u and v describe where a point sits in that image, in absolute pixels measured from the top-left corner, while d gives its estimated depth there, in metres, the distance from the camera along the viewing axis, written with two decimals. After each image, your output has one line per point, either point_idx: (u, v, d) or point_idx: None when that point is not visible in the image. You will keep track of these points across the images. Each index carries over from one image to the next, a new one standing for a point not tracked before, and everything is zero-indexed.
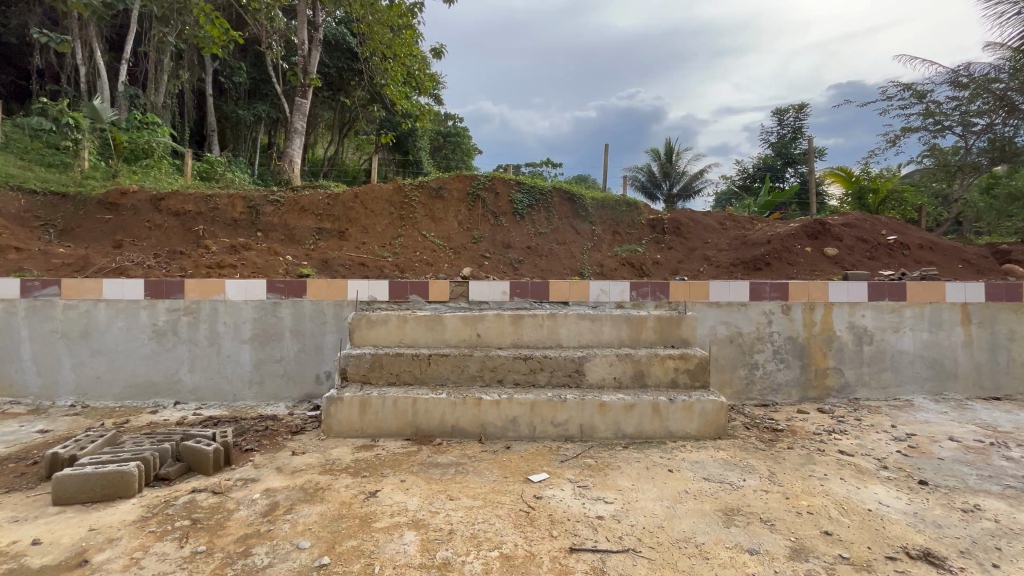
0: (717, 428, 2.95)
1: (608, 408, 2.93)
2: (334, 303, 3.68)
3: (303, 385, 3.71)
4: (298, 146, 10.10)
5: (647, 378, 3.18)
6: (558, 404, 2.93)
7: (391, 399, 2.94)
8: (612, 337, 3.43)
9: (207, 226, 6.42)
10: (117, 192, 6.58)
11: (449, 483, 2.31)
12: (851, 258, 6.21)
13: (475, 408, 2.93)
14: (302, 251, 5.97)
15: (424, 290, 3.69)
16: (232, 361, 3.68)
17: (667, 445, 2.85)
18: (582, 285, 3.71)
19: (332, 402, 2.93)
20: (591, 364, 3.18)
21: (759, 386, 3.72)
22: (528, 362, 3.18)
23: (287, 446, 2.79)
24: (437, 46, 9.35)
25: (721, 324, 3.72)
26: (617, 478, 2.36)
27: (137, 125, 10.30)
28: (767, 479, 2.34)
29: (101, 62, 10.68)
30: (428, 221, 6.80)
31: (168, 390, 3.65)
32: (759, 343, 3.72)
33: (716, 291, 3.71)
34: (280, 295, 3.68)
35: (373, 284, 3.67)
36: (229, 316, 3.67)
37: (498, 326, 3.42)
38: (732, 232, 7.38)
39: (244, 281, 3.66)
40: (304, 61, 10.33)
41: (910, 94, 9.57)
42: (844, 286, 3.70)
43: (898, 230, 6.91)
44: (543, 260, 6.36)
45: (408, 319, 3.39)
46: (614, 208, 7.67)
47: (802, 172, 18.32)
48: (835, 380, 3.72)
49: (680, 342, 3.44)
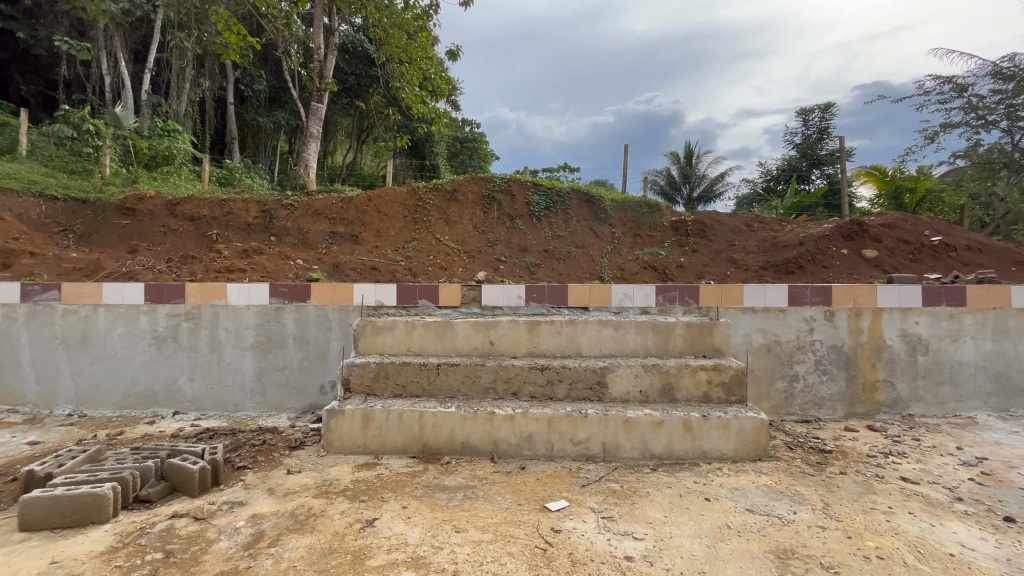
0: (756, 449, 2.64)
1: (635, 425, 2.64)
2: (339, 308, 3.47)
3: (307, 396, 3.51)
4: (314, 151, 10.04)
5: (676, 392, 2.89)
6: (578, 420, 2.66)
7: (396, 413, 2.70)
8: (637, 345, 3.14)
9: (221, 231, 6.34)
10: (134, 197, 6.55)
11: (456, 511, 2.06)
12: (892, 260, 5.78)
13: (487, 424, 2.67)
14: (314, 255, 5.82)
15: (434, 295, 3.46)
16: (233, 370, 3.50)
17: (701, 468, 2.55)
18: (604, 289, 3.43)
19: (333, 416, 2.71)
20: (614, 376, 2.90)
21: (800, 400, 3.38)
22: (545, 372, 2.91)
23: (284, 463, 2.58)
24: (453, 48, 9.19)
25: (757, 332, 3.40)
26: (647, 508, 2.08)
27: (159, 132, 10.40)
28: (822, 513, 2.03)
29: (124, 72, 10.84)
30: (442, 224, 6.60)
31: (167, 399, 3.49)
32: (799, 353, 3.39)
33: (751, 295, 3.39)
34: (283, 300, 3.49)
35: (380, 288, 3.45)
36: (231, 322, 3.50)
37: (513, 333, 3.16)
38: (760, 234, 7.01)
39: (247, 285, 3.48)
40: (320, 66, 10.27)
41: (950, 87, 9.01)
42: (894, 290, 3.35)
43: (942, 230, 6.45)
44: (561, 264, 6.09)
45: (416, 326, 3.16)
46: (635, 210, 7.36)
47: (829, 173, 17.66)
48: (886, 395, 3.36)
49: (713, 352, 3.13)
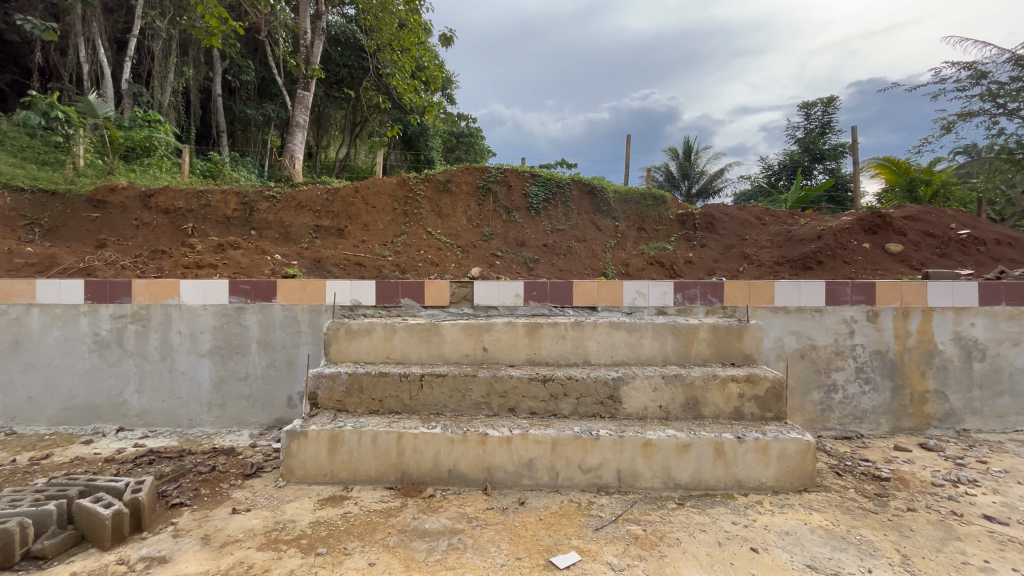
0: (802, 478, 2.20)
1: (656, 449, 2.21)
2: (310, 308, 3.02)
3: (274, 410, 3.05)
4: (301, 141, 9.50)
5: (702, 407, 2.45)
6: (588, 443, 2.22)
7: (369, 435, 2.25)
8: (654, 352, 2.70)
9: (197, 224, 5.84)
10: (105, 188, 6.04)
11: (439, 571, 1.61)
12: (918, 255, 5.36)
13: (479, 447, 2.24)
14: (294, 250, 5.33)
15: (419, 293, 3.01)
16: (187, 379, 3.04)
17: (736, 503, 2.11)
18: (614, 286, 2.97)
19: (294, 439, 2.25)
20: (629, 389, 2.46)
21: (839, 414, 2.96)
22: (548, 385, 2.46)
23: (231, 498, 2.12)
24: (446, 34, 8.66)
25: (790, 336, 2.97)
26: (682, 565, 1.65)
27: (140, 123, 9.82)
28: (904, 572, 1.60)
29: (104, 59, 10.28)
30: (434, 217, 6.13)
31: (111, 414, 3.02)
32: (838, 359, 2.96)
33: (783, 294, 2.95)
34: (245, 299, 3.03)
35: (357, 285, 2.99)
36: (185, 324, 3.03)
37: (510, 337, 2.72)
38: (772, 227, 6.58)
39: (203, 281, 3.02)
40: (307, 51, 9.70)
41: (969, 74, 8.55)
42: (945, 287, 2.92)
43: (969, 223, 6.01)
44: (562, 259, 5.63)
45: (397, 329, 2.71)
46: (639, 202, 6.97)
47: (831, 168, 17.10)
48: (937, 407, 2.94)
49: (741, 358, 2.70)
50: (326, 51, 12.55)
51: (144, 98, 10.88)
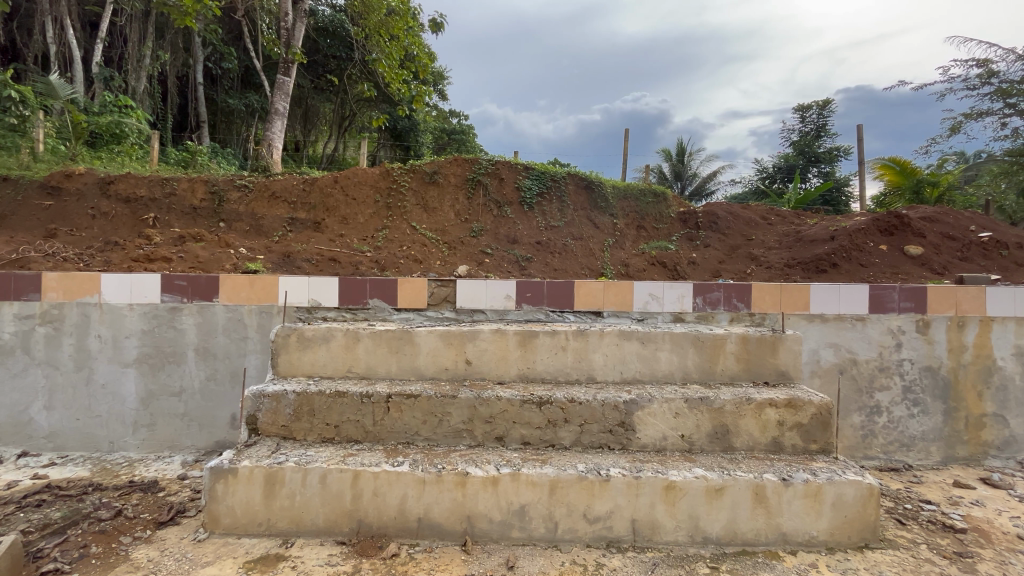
0: (862, 531, 1.76)
1: (681, 494, 1.76)
2: (259, 309, 2.51)
3: (214, 431, 2.55)
4: (279, 130, 8.89)
5: (733, 439, 2.00)
6: (595, 486, 1.76)
7: (318, 474, 1.77)
8: (672, 368, 2.24)
9: (160, 214, 5.21)
10: (61, 173, 5.30)
11: None
12: (940, 258, 4.97)
13: (457, 492, 1.77)
14: (262, 243, 4.76)
15: (390, 293, 2.54)
16: (108, 394, 2.52)
17: (783, 567, 1.68)
18: (622, 288, 2.52)
19: (219, 479, 1.76)
20: (644, 415, 2.00)
21: (883, 441, 2.53)
22: (545, 409, 1.99)
23: (131, 561, 1.62)
24: (436, 20, 8.09)
25: (827, 349, 2.53)
26: None
27: (111, 108, 9.16)
28: None
29: (73, 41, 9.56)
30: (419, 211, 5.62)
31: (12, 436, 2.49)
32: (883, 377, 2.54)
33: (819, 299, 2.52)
34: (180, 298, 2.51)
35: (316, 282, 2.50)
36: (107, 327, 2.50)
37: (499, 348, 2.24)
38: (780, 227, 6.17)
39: (129, 276, 2.49)
40: (288, 34, 9.09)
41: (981, 72, 8.25)
42: (1007, 293, 2.50)
43: (989, 226, 5.64)
44: (557, 258, 5.17)
45: (361, 337, 2.23)
46: (639, 199, 6.58)
47: (826, 172, 16.85)
48: (996, 434, 2.53)
49: (776, 376, 2.25)
50: (312, 40, 11.95)
51: (116, 83, 10.17)
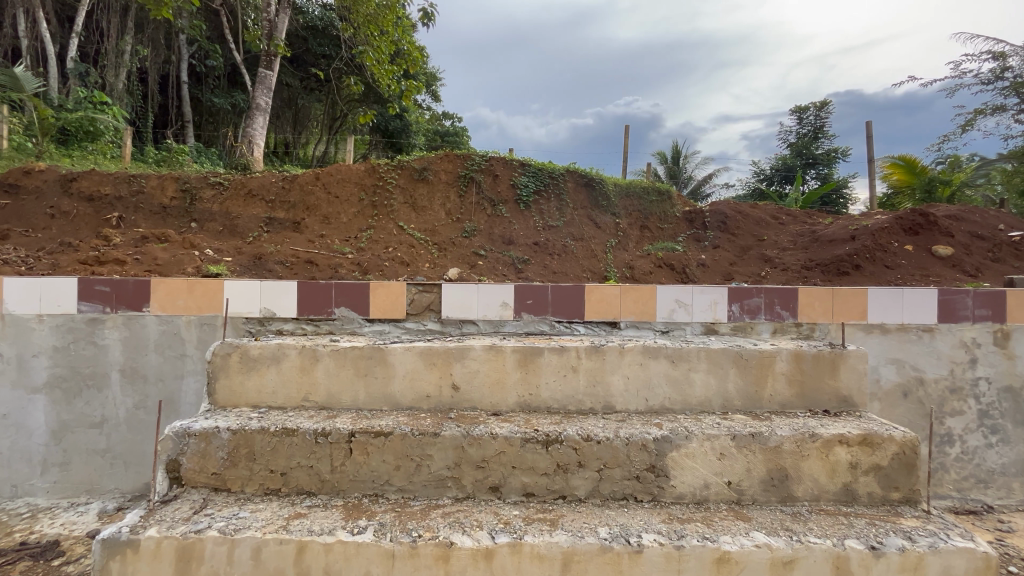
0: None
1: (737, 569, 1.31)
2: (201, 321, 2.05)
3: (142, 471, 2.09)
4: (261, 126, 8.38)
5: (794, 486, 1.56)
6: (623, 562, 1.32)
7: (250, 547, 1.32)
8: (709, 394, 1.81)
9: (126, 214, 4.63)
10: (19, 170, 4.69)
11: None
12: (971, 259, 4.56)
13: (438, 571, 1.31)
14: (232, 244, 4.25)
15: (361, 301, 2.09)
16: (11, 427, 2.05)
17: None
18: (642, 293, 2.08)
19: (114, 556, 1.30)
20: (680, 457, 1.56)
21: (957, 477, 2.12)
22: (553, 451, 1.55)
23: None
24: (428, 11, 7.60)
25: (888, 366, 2.11)
26: None
27: (85, 104, 8.51)
28: None
29: (46, 34, 8.95)
30: (407, 210, 5.16)
31: None
32: (955, 400, 2.12)
33: (877, 306, 2.09)
34: (103, 308, 2.03)
35: (270, 288, 2.04)
36: (10, 345, 2.02)
37: (495, 370, 1.80)
38: (792, 227, 5.76)
39: (39, 281, 2.01)
40: (270, 26, 8.54)
41: (995, 68, 7.91)
42: None
43: (1016, 224, 5.26)
44: (556, 260, 4.72)
45: (321, 357, 1.77)
46: (642, 197, 6.15)
47: (824, 173, 16.57)
48: None
49: (837, 403, 1.81)
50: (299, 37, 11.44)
51: (92, 79, 9.55)
